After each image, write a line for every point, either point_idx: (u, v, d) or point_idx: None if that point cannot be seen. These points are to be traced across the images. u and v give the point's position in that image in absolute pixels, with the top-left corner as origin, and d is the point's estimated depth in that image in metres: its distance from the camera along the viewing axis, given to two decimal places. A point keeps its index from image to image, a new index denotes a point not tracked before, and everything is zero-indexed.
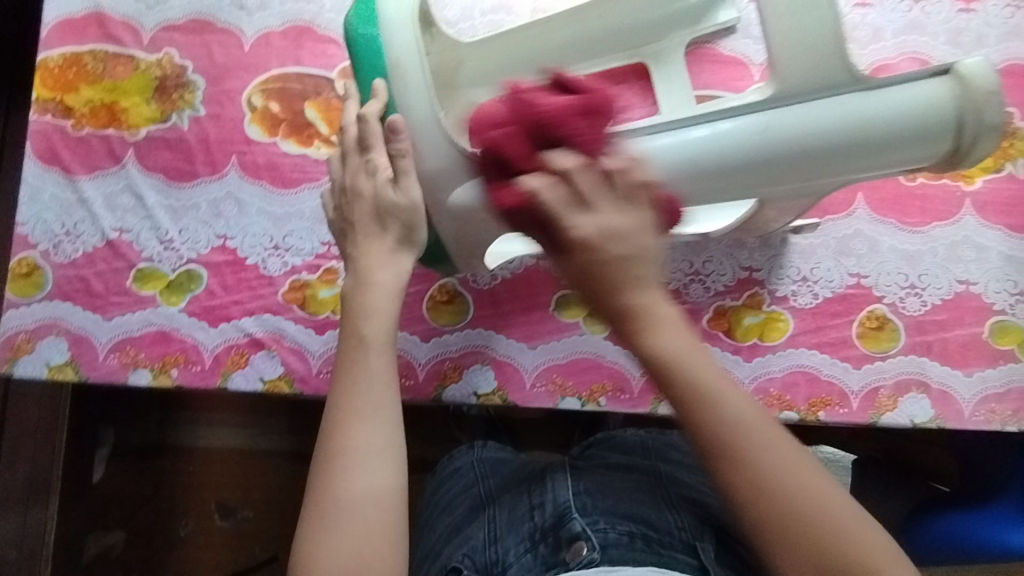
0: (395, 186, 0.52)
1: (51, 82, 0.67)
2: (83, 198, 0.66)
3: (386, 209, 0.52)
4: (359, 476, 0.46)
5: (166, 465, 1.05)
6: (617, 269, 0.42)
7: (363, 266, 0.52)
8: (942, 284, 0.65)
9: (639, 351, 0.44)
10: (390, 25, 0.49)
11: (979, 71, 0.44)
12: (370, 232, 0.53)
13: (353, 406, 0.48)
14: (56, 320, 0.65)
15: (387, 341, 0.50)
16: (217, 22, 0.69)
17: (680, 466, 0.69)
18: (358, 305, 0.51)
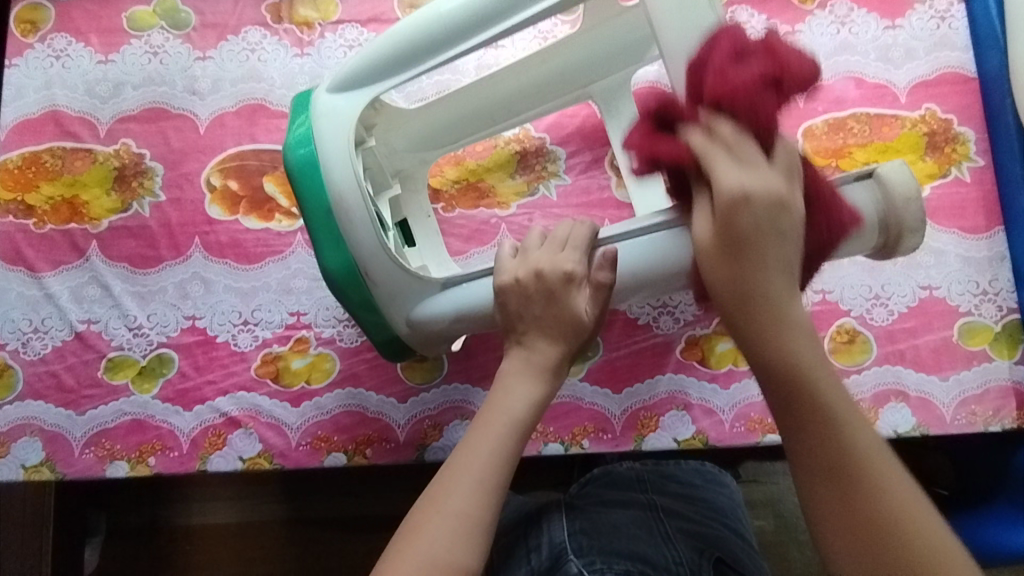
0: (574, 288, 0.50)
1: (12, 183, 0.68)
2: (49, 294, 0.66)
3: (568, 318, 0.49)
4: (440, 539, 0.42)
5: (160, 549, 1.02)
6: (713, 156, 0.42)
7: (536, 378, 0.49)
8: (906, 291, 0.65)
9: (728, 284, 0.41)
10: (331, 158, 0.53)
11: (898, 175, 0.46)
12: (546, 344, 0.50)
13: (456, 475, 0.45)
14: (29, 420, 0.64)
15: (515, 424, 0.47)
16: (172, 108, 0.70)
17: (673, 500, 0.70)
18: (499, 385, 0.49)
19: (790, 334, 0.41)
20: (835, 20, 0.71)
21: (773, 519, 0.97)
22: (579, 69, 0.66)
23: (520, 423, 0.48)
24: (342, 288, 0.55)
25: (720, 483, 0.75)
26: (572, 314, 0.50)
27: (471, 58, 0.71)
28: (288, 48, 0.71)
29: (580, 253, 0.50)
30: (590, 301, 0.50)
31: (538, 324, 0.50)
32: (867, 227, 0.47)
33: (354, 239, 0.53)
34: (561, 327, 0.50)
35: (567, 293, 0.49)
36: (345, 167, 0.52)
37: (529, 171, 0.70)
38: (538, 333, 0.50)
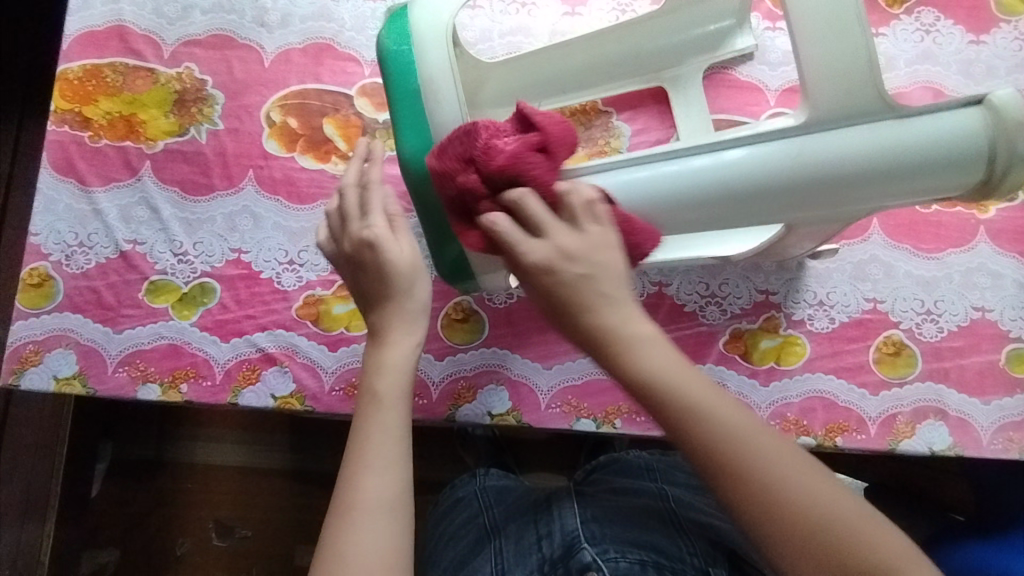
0: (376, 240, 0.49)
1: (69, 94, 0.67)
2: (98, 209, 0.66)
3: (388, 269, 0.49)
4: (370, 489, 0.45)
5: (163, 483, 1.02)
6: (567, 297, 0.42)
7: (376, 348, 0.49)
8: (958, 310, 0.65)
9: (624, 376, 0.42)
10: (425, 45, 0.51)
11: (1012, 102, 0.44)
12: (396, 304, 0.49)
13: (370, 430, 0.47)
14: (65, 332, 0.64)
15: (401, 397, 0.48)
16: (238, 38, 0.69)
17: (686, 493, 0.68)
18: (374, 360, 0.49)
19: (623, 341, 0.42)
20: (920, 27, 0.69)
21: None
22: (659, 49, 0.65)
23: (406, 377, 0.48)
24: (419, 176, 0.53)
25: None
26: (395, 260, 0.49)
27: (546, 23, 0.70)
28: None
29: (377, 215, 0.50)
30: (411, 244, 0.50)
31: (360, 272, 0.50)
32: (972, 158, 0.45)
33: (439, 121, 0.51)
34: (386, 275, 0.49)
35: (374, 252, 0.49)
36: (441, 50, 0.51)
37: (593, 145, 0.68)
38: (365, 282, 0.50)
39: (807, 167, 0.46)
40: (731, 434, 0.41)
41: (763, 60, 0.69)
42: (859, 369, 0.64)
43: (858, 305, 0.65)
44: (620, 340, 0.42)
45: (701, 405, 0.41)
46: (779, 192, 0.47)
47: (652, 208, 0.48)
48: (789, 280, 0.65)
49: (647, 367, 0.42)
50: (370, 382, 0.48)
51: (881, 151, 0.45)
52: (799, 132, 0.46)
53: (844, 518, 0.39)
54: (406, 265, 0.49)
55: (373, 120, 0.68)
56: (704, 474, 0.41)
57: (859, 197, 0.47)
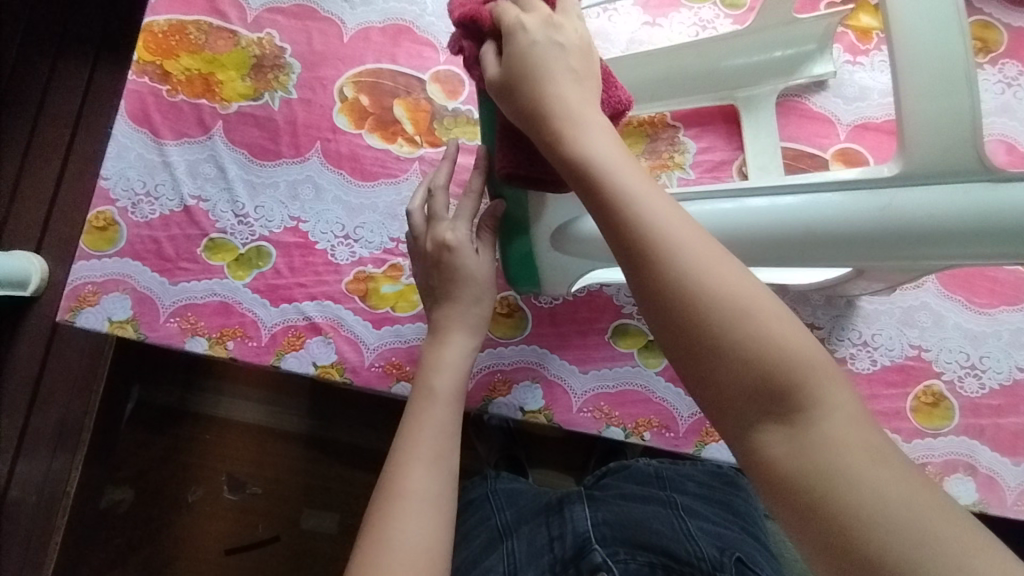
0: (460, 247, 0.54)
1: (153, 47, 0.69)
2: (167, 162, 0.68)
3: (459, 277, 0.54)
4: (419, 480, 0.46)
5: (184, 430, 1.05)
6: (534, 104, 0.43)
7: (435, 348, 0.53)
8: (1002, 368, 0.64)
9: (561, 157, 0.41)
10: None
11: None
12: (464, 304, 0.54)
13: (422, 422, 0.49)
14: (124, 277, 0.66)
15: (455, 395, 0.51)
16: (321, 11, 0.71)
17: (694, 499, 0.69)
18: (431, 360, 0.52)
19: (594, 163, 0.40)
20: (1002, 80, 0.69)
21: None
22: (735, 69, 0.64)
23: (461, 376, 0.52)
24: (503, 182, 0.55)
25: (739, 485, 0.73)
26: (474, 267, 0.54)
27: (625, 31, 0.70)
28: None
29: (462, 225, 0.55)
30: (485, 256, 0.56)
31: (435, 273, 0.55)
32: None
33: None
34: (457, 281, 0.54)
35: (455, 259, 0.54)
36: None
37: (656, 157, 0.68)
38: (440, 281, 0.55)
39: (890, 217, 0.45)
40: (763, 359, 0.34)
41: (837, 92, 0.68)
42: (895, 415, 0.63)
43: (901, 350, 0.65)
44: (575, 155, 0.41)
45: (771, 354, 0.34)
46: (856, 239, 0.46)
47: (714, 241, 0.50)
48: (836, 317, 0.65)
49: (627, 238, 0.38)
50: (422, 371, 0.52)
51: (955, 216, 0.44)
52: (888, 184, 0.46)
53: (753, 304, 0.36)
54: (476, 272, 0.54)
55: (443, 107, 0.69)
56: (639, 288, 0.38)
57: (935, 252, 0.46)
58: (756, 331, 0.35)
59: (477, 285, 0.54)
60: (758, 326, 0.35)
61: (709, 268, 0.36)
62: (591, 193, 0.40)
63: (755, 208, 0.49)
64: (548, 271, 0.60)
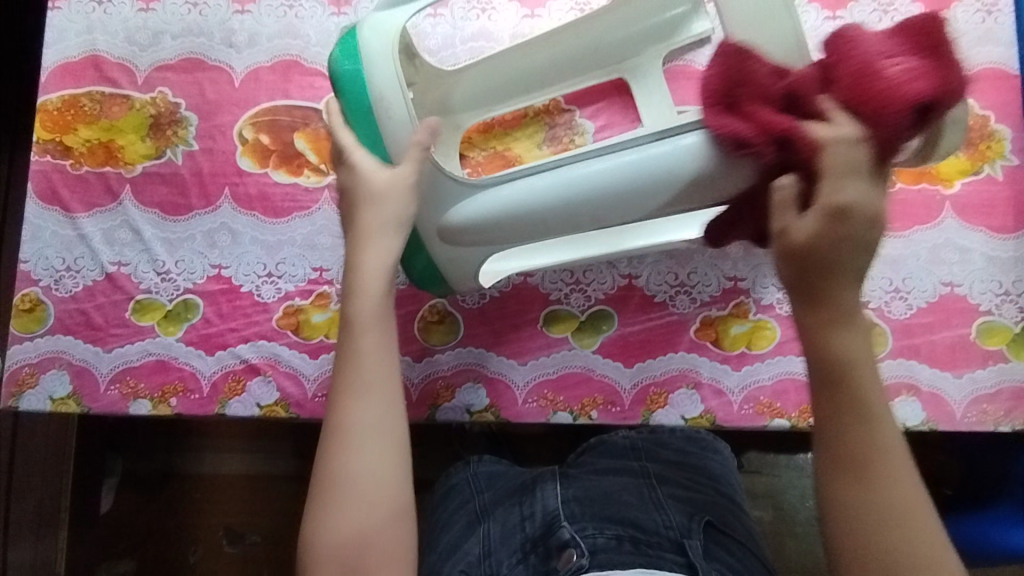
0: (358, 174, 0.53)
1: (50, 124, 0.70)
2: (82, 234, 0.68)
3: (361, 199, 0.53)
4: (358, 452, 0.48)
5: (175, 492, 1.04)
6: (835, 261, 0.42)
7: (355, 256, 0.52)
8: (927, 286, 0.65)
9: (817, 351, 0.43)
10: (370, 60, 0.53)
11: None
12: (372, 230, 0.52)
13: (350, 378, 0.49)
14: (58, 354, 0.66)
15: (378, 320, 0.50)
16: (208, 60, 0.71)
17: (668, 467, 0.68)
18: (349, 288, 0.51)
19: (843, 304, 0.43)
20: (877, 8, 0.70)
21: (772, 510, 0.97)
22: (616, 41, 0.66)
23: (382, 291, 0.51)
24: None
25: (715, 450, 0.72)
26: (370, 182, 0.53)
27: (506, 27, 0.71)
28: (325, 6, 0.72)
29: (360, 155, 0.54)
30: (383, 279, 0.51)
31: (342, 199, 0.55)
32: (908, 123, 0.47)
33: (391, 135, 0.53)
34: (356, 191, 0.53)
35: (355, 176, 0.53)
36: (388, 66, 0.53)
37: (557, 143, 0.69)
38: (343, 195, 0.54)
39: None
40: (860, 448, 0.42)
41: None
42: None
43: None
44: (855, 391, 0.43)
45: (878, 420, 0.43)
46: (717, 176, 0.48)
47: (594, 202, 0.51)
48: (757, 265, 0.66)
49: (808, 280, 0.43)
50: (334, 414, 0.49)
51: (715, 162, 0.47)
52: None
53: (860, 437, 0.42)
54: (375, 313, 0.51)
55: None
56: (835, 447, 0.43)
57: None
58: (871, 465, 0.42)
59: (380, 323, 0.51)
60: (866, 439, 0.42)
61: (845, 412, 0.43)
62: (844, 391, 0.43)
63: (618, 164, 0.50)
64: (453, 267, 0.60)
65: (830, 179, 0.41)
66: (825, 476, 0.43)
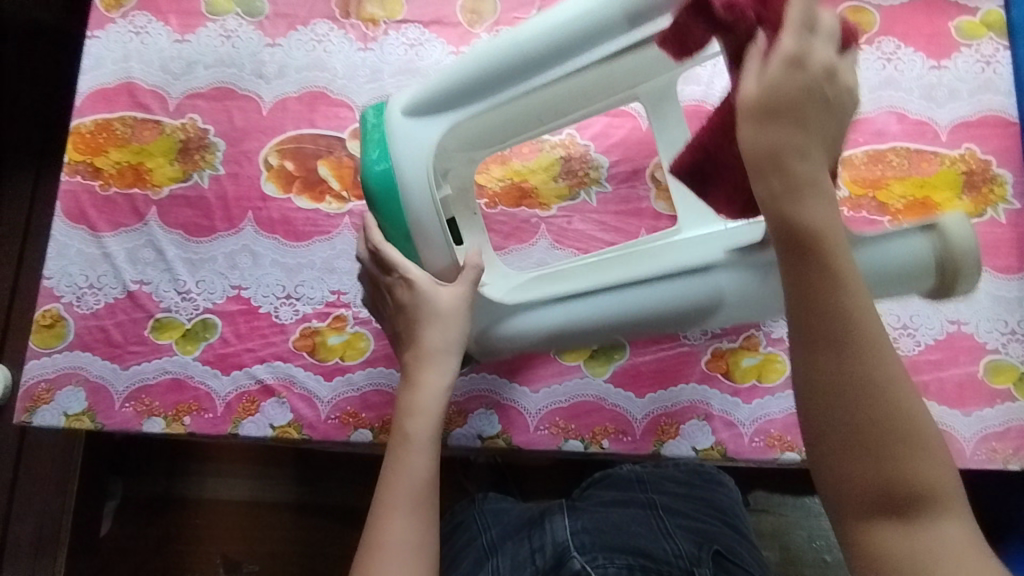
0: (418, 288, 0.56)
1: (82, 147, 0.72)
2: (107, 252, 0.70)
3: (417, 316, 0.56)
4: (391, 573, 0.48)
5: (173, 519, 1.02)
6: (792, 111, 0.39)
7: (411, 375, 0.55)
8: (934, 324, 0.66)
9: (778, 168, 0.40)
10: (398, 136, 0.56)
11: (958, 229, 0.50)
12: (423, 351, 0.55)
13: (394, 494, 0.50)
14: (76, 370, 0.67)
15: (429, 442, 0.52)
16: (238, 89, 0.74)
17: (675, 499, 0.67)
18: (405, 404, 0.54)
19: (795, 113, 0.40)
20: (881, 56, 0.73)
21: (780, 550, 0.95)
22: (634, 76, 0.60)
23: (433, 415, 0.53)
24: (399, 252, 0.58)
25: (721, 483, 0.71)
26: (433, 299, 0.55)
27: None
28: (353, 42, 0.75)
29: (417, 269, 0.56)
30: (437, 391, 0.54)
31: (399, 314, 0.57)
32: (920, 271, 0.51)
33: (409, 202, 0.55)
34: (417, 312, 0.55)
35: (414, 294, 0.56)
36: (412, 144, 0.55)
37: (572, 176, 0.72)
38: (404, 323, 0.57)
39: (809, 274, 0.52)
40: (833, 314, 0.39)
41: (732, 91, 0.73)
42: None
43: None
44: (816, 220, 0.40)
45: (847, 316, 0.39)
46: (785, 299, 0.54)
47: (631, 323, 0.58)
48: None
49: (763, 144, 0.39)
50: (382, 493, 0.51)
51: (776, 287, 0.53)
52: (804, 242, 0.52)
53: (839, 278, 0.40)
54: (427, 406, 0.53)
55: None
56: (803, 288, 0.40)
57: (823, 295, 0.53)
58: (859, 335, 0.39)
59: (430, 446, 0.52)
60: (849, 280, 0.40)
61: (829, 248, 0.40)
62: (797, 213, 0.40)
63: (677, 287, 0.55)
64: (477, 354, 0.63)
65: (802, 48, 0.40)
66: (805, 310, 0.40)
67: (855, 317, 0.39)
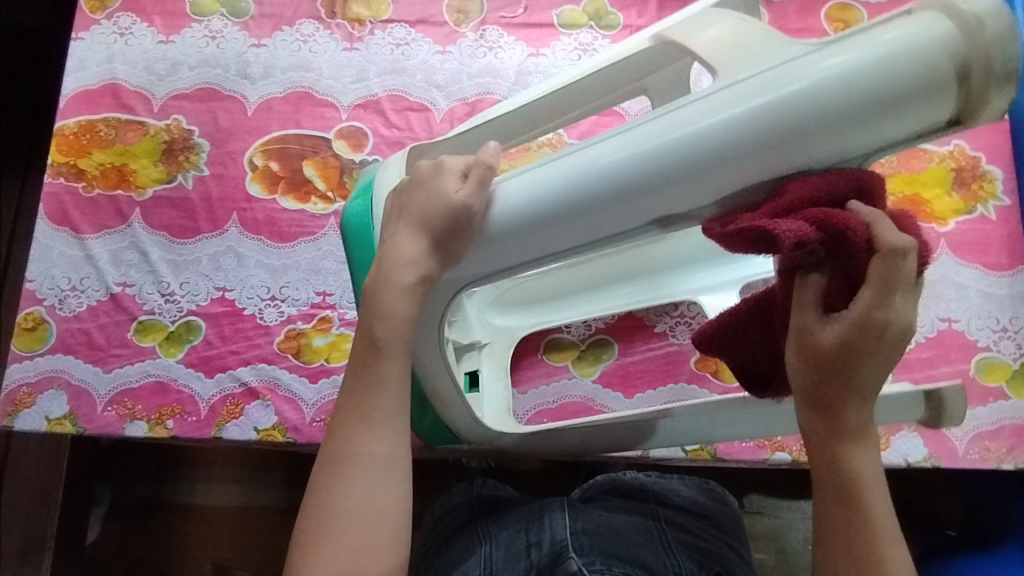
0: (447, 170, 0.44)
1: (65, 148, 0.72)
2: (90, 254, 0.69)
3: (428, 203, 0.44)
4: (357, 486, 0.44)
5: (161, 524, 1.01)
6: (850, 368, 0.36)
7: (390, 256, 0.45)
8: (925, 322, 0.66)
9: (806, 392, 0.37)
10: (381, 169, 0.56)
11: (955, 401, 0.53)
12: (411, 236, 0.45)
13: (364, 394, 0.46)
14: (58, 373, 0.66)
15: (400, 347, 0.45)
16: (223, 90, 0.74)
17: (678, 513, 0.64)
18: (375, 302, 0.45)
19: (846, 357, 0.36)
20: None
21: (775, 553, 0.94)
22: None
23: (405, 327, 0.45)
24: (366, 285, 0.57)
25: (724, 502, 0.69)
26: (438, 199, 0.43)
27: (513, 64, 0.74)
28: (339, 42, 0.75)
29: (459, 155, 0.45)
30: (397, 319, 0.45)
31: (404, 190, 0.46)
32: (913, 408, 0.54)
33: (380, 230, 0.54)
34: (420, 198, 0.45)
35: (433, 175, 0.45)
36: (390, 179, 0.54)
37: None
38: (401, 226, 0.46)
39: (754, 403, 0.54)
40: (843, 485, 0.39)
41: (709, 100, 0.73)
42: None
43: None
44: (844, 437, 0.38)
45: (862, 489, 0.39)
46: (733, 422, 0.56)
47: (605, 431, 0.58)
48: None
49: (795, 371, 0.37)
50: (335, 438, 0.45)
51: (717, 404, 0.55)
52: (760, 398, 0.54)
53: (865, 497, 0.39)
54: (382, 338, 0.45)
55: (350, 161, 0.71)
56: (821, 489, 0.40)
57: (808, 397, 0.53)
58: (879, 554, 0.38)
59: (400, 348, 0.45)
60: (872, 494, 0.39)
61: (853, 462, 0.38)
62: (827, 425, 0.38)
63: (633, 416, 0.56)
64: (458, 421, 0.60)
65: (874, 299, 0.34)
66: (823, 515, 0.40)
67: (868, 492, 0.39)
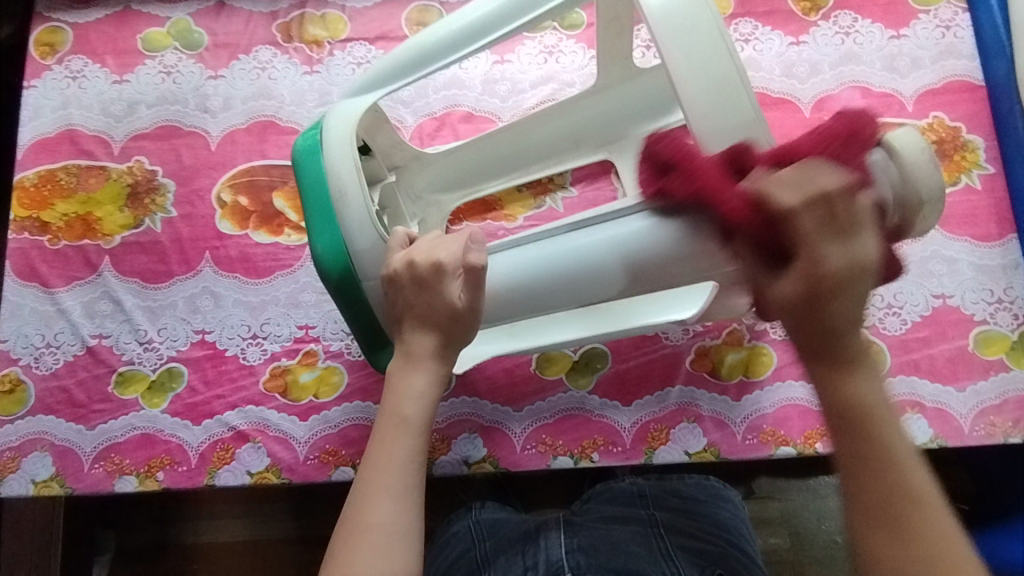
0: (450, 275, 0.49)
1: (27, 201, 0.69)
2: (62, 308, 0.67)
3: (433, 303, 0.50)
4: (367, 555, 0.43)
5: (172, 565, 0.97)
6: (824, 300, 0.40)
7: (411, 351, 0.51)
8: (919, 300, 0.65)
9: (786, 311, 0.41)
10: (329, 148, 0.55)
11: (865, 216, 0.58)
12: (422, 334, 0.50)
13: (382, 462, 0.47)
14: (40, 435, 0.64)
15: (423, 426, 0.49)
16: (184, 126, 0.72)
17: (677, 516, 0.63)
18: (398, 385, 0.50)
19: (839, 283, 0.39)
20: (839, 30, 0.71)
21: (789, 537, 0.91)
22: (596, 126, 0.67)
23: (421, 413, 0.49)
24: (334, 276, 0.55)
25: (725, 499, 0.65)
26: (443, 305, 0.50)
27: (478, 73, 0.72)
28: (298, 66, 0.73)
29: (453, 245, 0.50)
30: (418, 396, 0.49)
31: (397, 287, 0.51)
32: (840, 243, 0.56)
33: (346, 218, 0.54)
34: (427, 301, 0.50)
35: (436, 278, 0.49)
36: (344, 159, 0.54)
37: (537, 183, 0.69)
38: (413, 324, 0.51)
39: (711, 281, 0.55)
40: (863, 405, 0.40)
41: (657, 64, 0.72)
42: None
43: None
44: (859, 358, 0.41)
45: (873, 406, 0.40)
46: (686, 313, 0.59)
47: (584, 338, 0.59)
48: None
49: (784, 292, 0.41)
50: (355, 506, 0.45)
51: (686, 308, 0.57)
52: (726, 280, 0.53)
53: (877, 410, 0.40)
54: (410, 415, 0.49)
55: None
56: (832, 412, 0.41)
57: None
58: (903, 476, 0.39)
59: (418, 428, 0.49)
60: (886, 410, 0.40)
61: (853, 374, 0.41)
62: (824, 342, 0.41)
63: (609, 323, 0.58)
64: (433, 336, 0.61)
65: (817, 246, 0.39)
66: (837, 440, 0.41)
67: (878, 410, 0.40)
